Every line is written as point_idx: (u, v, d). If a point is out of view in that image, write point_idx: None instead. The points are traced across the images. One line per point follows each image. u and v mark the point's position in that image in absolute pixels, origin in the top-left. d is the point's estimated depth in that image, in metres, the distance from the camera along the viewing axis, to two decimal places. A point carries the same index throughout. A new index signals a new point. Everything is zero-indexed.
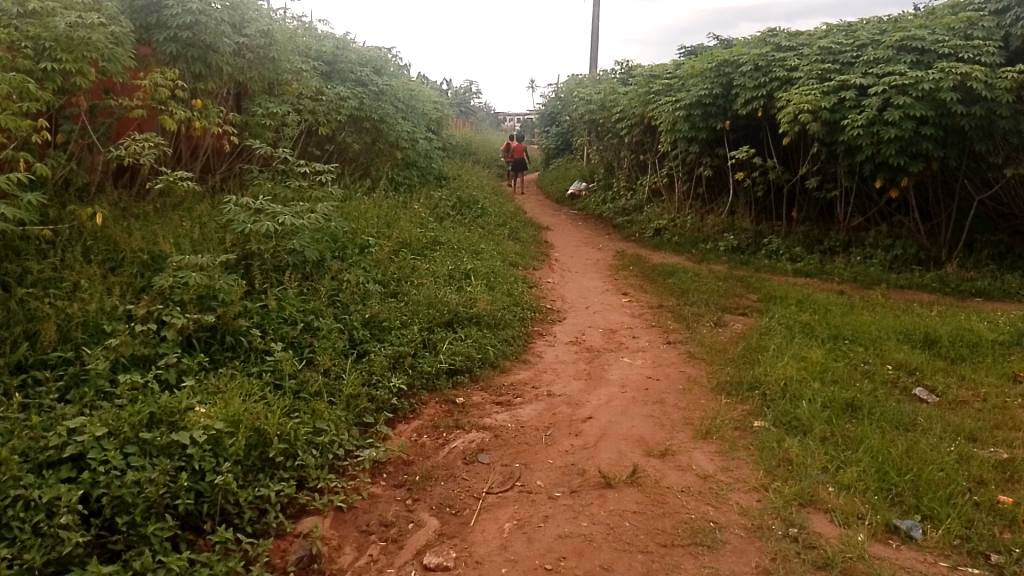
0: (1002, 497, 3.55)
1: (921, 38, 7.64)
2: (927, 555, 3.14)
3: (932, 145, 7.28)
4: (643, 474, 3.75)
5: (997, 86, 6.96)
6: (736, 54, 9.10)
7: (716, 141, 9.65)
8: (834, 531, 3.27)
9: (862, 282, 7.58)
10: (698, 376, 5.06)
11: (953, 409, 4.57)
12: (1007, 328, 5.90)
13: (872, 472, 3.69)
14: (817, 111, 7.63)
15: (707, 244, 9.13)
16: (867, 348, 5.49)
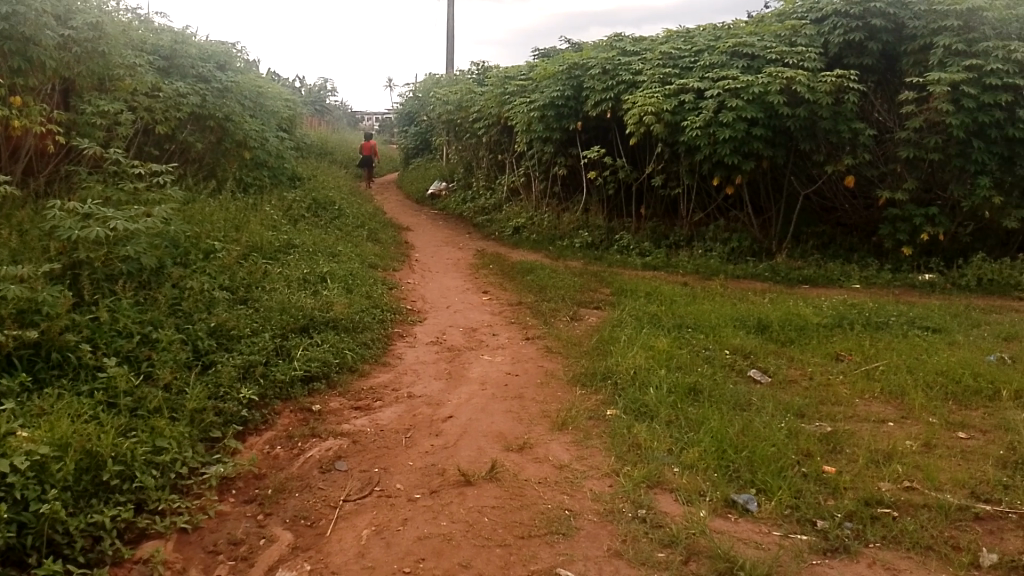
0: (826, 467, 3.90)
1: (751, 45, 8.30)
2: (762, 526, 3.41)
3: (762, 145, 7.89)
4: (501, 469, 3.81)
5: (818, 90, 7.61)
6: (585, 57, 9.46)
7: (569, 141, 9.94)
8: (678, 509, 3.49)
9: (704, 274, 8.09)
10: (555, 370, 5.21)
11: (783, 387, 4.98)
12: (829, 312, 6.50)
13: (712, 451, 3.96)
14: (661, 113, 8.07)
15: (563, 240, 9.42)
16: (708, 334, 5.87)
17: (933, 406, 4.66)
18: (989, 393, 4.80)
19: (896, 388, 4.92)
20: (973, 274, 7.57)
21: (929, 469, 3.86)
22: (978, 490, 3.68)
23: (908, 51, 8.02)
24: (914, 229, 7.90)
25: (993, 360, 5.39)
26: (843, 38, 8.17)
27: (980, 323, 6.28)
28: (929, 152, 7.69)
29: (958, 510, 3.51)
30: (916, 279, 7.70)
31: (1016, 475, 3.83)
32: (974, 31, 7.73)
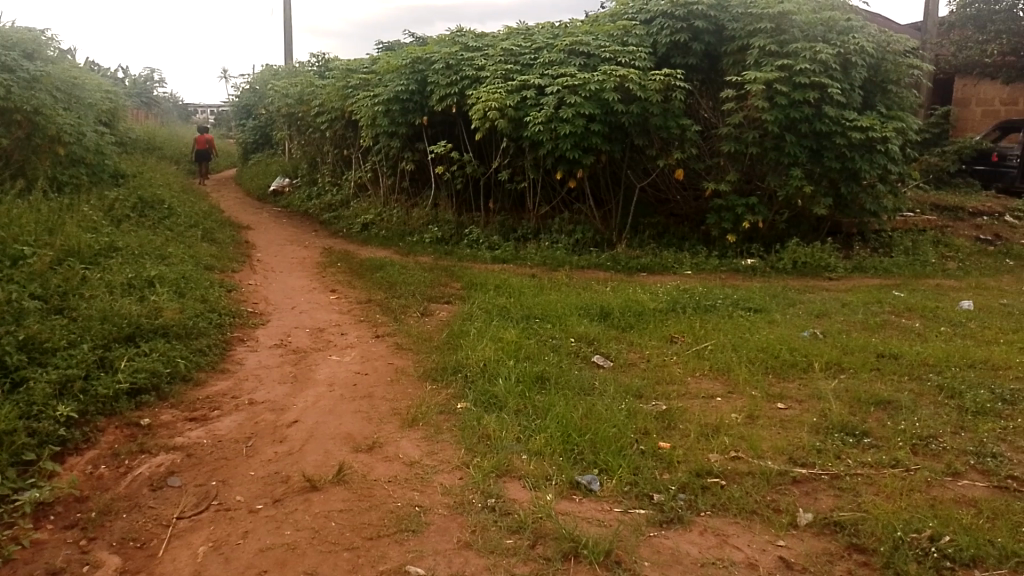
0: (662, 443, 4.15)
1: (587, 44, 8.64)
2: (604, 504, 3.58)
3: (600, 140, 8.26)
4: (349, 471, 3.74)
5: (649, 88, 8.07)
6: (428, 51, 9.47)
7: (416, 136, 9.89)
8: (526, 496, 3.59)
9: (550, 265, 8.34)
10: (405, 367, 5.17)
11: (624, 370, 5.25)
12: (664, 297, 6.91)
13: (557, 436, 4.10)
14: (504, 109, 8.26)
15: (413, 236, 9.39)
16: (554, 324, 6.06)
17: (756, 380, 5.07)
18: (803, 365, 5.29)
19: (724, 365, 5.31)
20: (789, 258, 8.31)
21: (752, 439, 4.19)
22: (795, 456, 4.04)
23: (728, 52, 8.64)
24: (737, 217, 8.55)
25: (806, 336, 5.94)
26: (670, 38, 8.69)
27: (795, 303, 6.90)
28: (749, 146, 8.34)
29: (777, 475, 3.84)
30: (740, 264, 8.34)
31: (826, 438, 4.24)
32: (785, 33, 8.36)
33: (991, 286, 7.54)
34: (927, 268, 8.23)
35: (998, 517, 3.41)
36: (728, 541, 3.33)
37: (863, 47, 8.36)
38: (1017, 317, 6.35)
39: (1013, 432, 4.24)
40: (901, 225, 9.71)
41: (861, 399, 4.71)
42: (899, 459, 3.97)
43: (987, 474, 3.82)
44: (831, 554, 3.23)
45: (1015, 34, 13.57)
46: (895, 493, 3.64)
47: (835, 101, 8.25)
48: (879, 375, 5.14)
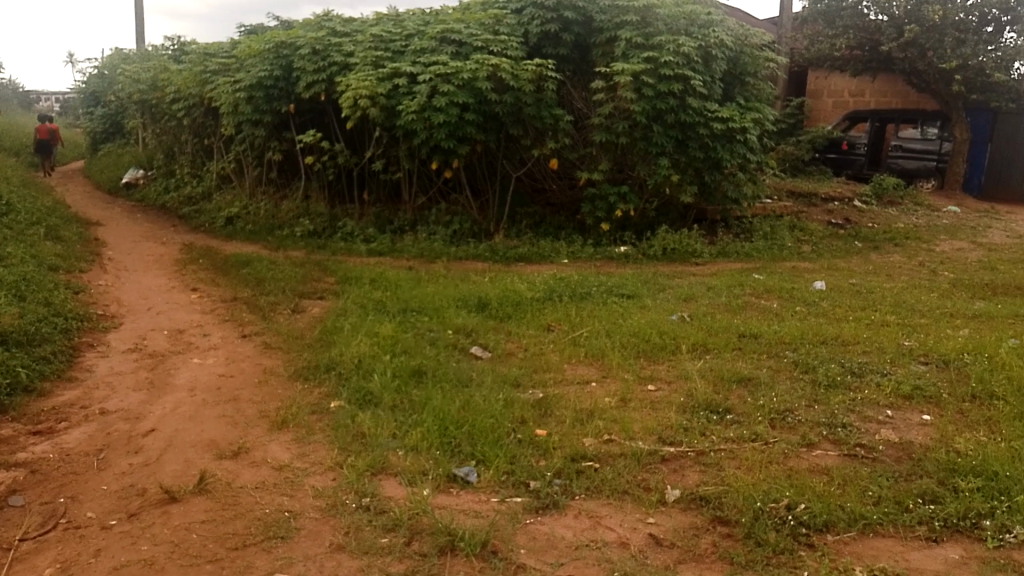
0: (538, 431, 4.18)
1: (458, 32, 8.60)
2: (481, 495, 3.57)
3: (474, 130, 8.26)
4: (212, 479, 3.53)
5: (521, 78, 8.15)
6: (292, 36, 9.13)
7: (283, 125, 9.51)
8: (402, 492, 3.52)
9: (427, 257, 8.25)
10: (274, 367, 4.94)
11: (501, 361, 5.26)
12: (541, 287, 6.99)
13: (434, 429, 4.05)
14: (375, 97, 8.14)
15: (282, 230, 9.06)
16: (431, 317, 5.99)
17: (628, 363, 5.23)
18: (671, 347, 5.50)
19: (598, 351, 5.44)
20: (659, 244, 8.63)
21: (624, 421, 4.32)
22: (664, 435, 4.19)
23: (597, 43, 8.83)
24: (610, 206, 8.80)
25: (675, 319, 6.18)
26: (541, 29, 8.80)
27: (664, 288, 7.16)
28: (618, 137, 8.58)
29: (648, 455, 3.97)
30: (613, 251, 8.58)
31: (693, 417, 4.42)
32: (650, 26, 8.67)
33: (840, 267, 8.14)
34: (784, 252, 8.78)
35: (846, 483, 3.67)
36: (602, 522, 3.40)
37: (722, 41, 8.77)
38: (862, 295, 6.88)
39: (859, 402, 4.58)
40: (760, 211, 10.30)
41: (725, 378, 4.95)
42: (760, 433, 4.19)
43: (838, 443, 4.11)
44: (698, 528, 3.37)
45: (859, 29, 13.94)
46: (755, 465, 3.85)
47: (697, 93, 8.62)
48: (741, 354, 5.42)
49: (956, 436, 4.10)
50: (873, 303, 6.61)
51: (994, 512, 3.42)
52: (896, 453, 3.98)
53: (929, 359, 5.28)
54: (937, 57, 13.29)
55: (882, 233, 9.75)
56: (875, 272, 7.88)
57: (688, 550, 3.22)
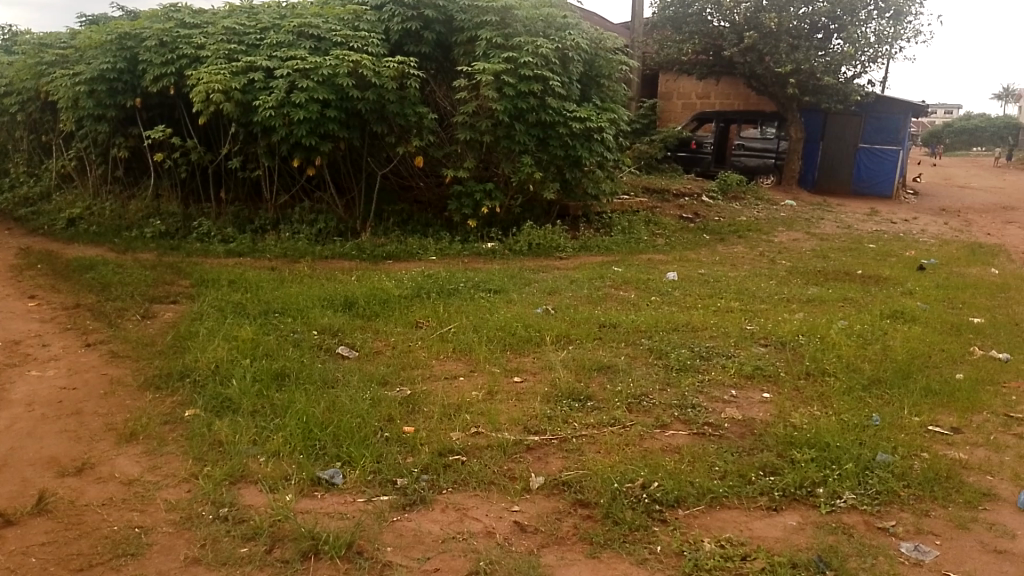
0: (405, 429, 4.19)
1: (316, 26, 8.42)
2: (346, 497, 3.53)
3: (336, 127, 8.19)
4: (52, 500, 3.32)
5: (383, 74, 8.08)
6: (137, 27, 8.63)
7: (128, 120, 9.00)
8: (263, 500, 3.44)
9: (291, 257, 8.02)
10: (122, 377, 4.65)
11: (369, 360, 5.21)
12: (409, 284, 6.98)
13: (297, 433, 3.97)
14: (229, 92, 7.88)
15: (131, 231, 8.57)
16: (295, 318, 5.84)
17: (494, 357, 5.33)
18: (536, 340, 5.66)
19: (466, 346, 5.51)
20: (525, 240, 8.84)
21: (491, 414, 4.41)
22: (529, 425, 4.31)
23: (458, 42, 8.90)
24: (476, 203, 8.93)
25: (540, 312, 6.36)
26: (401, 26, 8.76)
27: (530, 282, 7.35)
28: (482, 135, 8.70)
29: (513, 445, 4.07)
30: (481, 248, 8.69)
31: (556, 406, 4.58)
32: (509, 26, 8.84)
33: (691, 258, 8.66)
34: (641, 245, 9.23)
35: (696, 459, 3.93)
36: (468, 513, 3.47)
37: (578, 43, 9.06)
38: (710, 284, 7.36)
39: (706, 384, 4.92)
40: (619, 207, 10.78)
41: (586, 366, 5.16)
42: (618, 418, 4.40)
43: (688, 423, 4.39)
44: (560, 512, 3.50)
45: (705, 35, 14.95)
46: (613, 448, 4.05)
47: (557, 93, 8.87)
48: (602, 343, 5.67)
49: (791, 411, 4.48)
50: (720, 291, 7.09)
51: (826, 479, 3.72)
52: (741, 430, 4.30)
53: (768, 341, 5.74)
54: (774, 61, 14.37)
55: (729, 226, 10.46)
56: (722, 263, 8.45)
57: (551, 534, 3.33)
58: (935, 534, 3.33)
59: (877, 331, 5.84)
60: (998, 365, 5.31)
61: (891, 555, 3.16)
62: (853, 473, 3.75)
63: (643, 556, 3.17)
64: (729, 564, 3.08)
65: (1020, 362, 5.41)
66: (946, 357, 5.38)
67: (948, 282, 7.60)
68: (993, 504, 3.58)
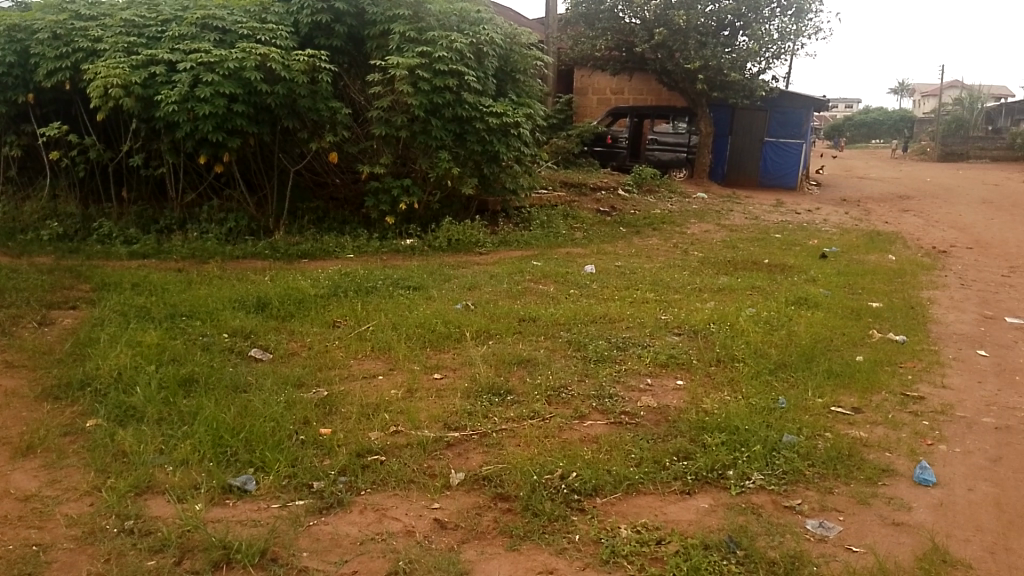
0: (322, 430, 4.10)
1: (221, 18, 8.13)
2: (260, 503, 3.44)
3: (244, 122, 7.96)
4: None
5: (293, 68, 7.86)
6: (27, 17, 8.14)
7: (21, 116, 8.56)
8: (171, 510, 3.30)
9: (200, 257, 7.72)
10: (16, 388, 4.37)
11: (283, 361, 5.07)
12: (325, 283, 6.85)
13: (206, 440, 3.83)
14: (129, 86, 7.53)
15: (25, 234, 8.08)
16: (205, 321, 5.64)
17: (414, 354, 5.29)
18: (456, 336, 5.64)
19: (385, 344, 5.44)
20: (444, 236, 8.80)
21: (410, 412, 4.37)
22: (449, 421, 4.29)
23: (371, 36, 8.76)
24: (394, 199, 8.85)
25: (460, 308, 6.35)
26: (311, 19, 8.55)
27: (449, 278, 7.32)
28: (398, 130, 8.61)
29: (433, 442, 4.05)
30: (399, 244, 8.61)
31: (476, 401, 4.58)
32: (422, 20, 8.76)
33: (608, 251, 8.82)
34: (560, 239, 9.33)
35: (613, 448, 4.01)
36: (387, 514, 3.43)
37: (492, 38, 9.05)
38: (627, 276, 7.52)
39: (623, 373, 5.03)
40: (537, 201, 10.87)
41: (505, 360, 5.18)
42: (537, 411, 4.44)
43: (606, 413, 4.46)
44: (480, 507, 3.51)
45: (617, 32, 15.26)
46: (533, 441, 4.08)
47: (472, 88, 8.85)
48: (521, 337, 5.70)
49: (704, 397, 4.63)
50: (636, 283, 7.25)
51: (735, 462, 3.86)
52: (656, 417, 4.41)
53: (681, 330, 5.91)
54: (683, 58, 14.78)
55: (644, 219, 10.71)
56: (638, 255, 8.64)
57: (471, 530, 3.33)
58: (838, 509, 3.49)
59: (783, 318, 6.11)
60: (894, 346, 5.63)
61: (797, 532, 3.29)
62: (761, 455, 3.90)
63: (561, 545, 3.21)
64: (644, 550, 3.15)
65: (914, 343, 5.75)
66: (846, 340, 5.67)
67: (848, 269, 8.01)
68: (891, 478, 3.78)
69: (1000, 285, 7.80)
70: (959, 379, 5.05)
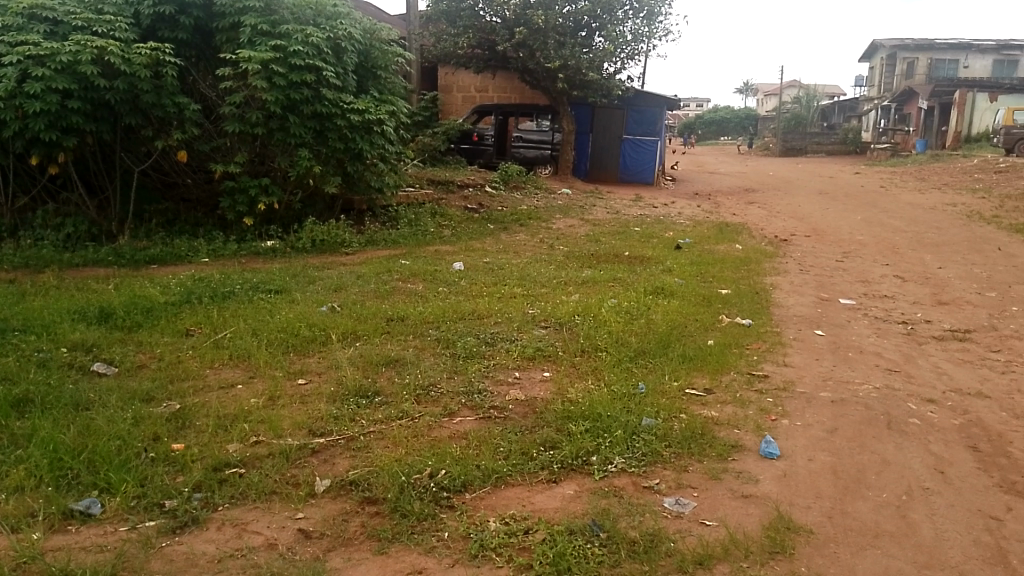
0: (175, 445, 3.88)
1: (51, 8, 7.45)
2: (106, 527, 3.21)
3: (80, 119, 7.39)
4: None
5: (134, 62, 7.35)
6: None
7: None
8: (5, 542, 3.03)
9: (33, 266, 7.08)
10: None
11: (131, 375, 4.74)
12: (177, 289, 6.48)
13: (43, 463, 3.53)
14: None
15: None
16: (40, 335, 5.18)
17: (275, 360, 5.10)
18: (321, 339, 5.49)
19: (244, 351, 5.21)
20: (307, 236, 8.57)
21: (272, 420, 4.21)
22: (314, 428, 4.17)
23: (220, 28, 8.35)
24: (252, 200, 8.53)
25: (325, 310, 6.18)
26: (153, 9, 8.03)
27: (313, 280, 7.12)
28: (254, 127, 8.28)
29: (296, 451, 3.92)
30: (259, 247, 8.29)
31: (342, 405, 4.48)
32: (275, 13, 8.43)
33: (476, 247, 8.90)
34: (428, 237, 9.29)
35: (482, 443, 4.04)
36: (248, 528, 3.29)
37: (351, 33, 8.83)
38: (495, 272, 7.61)
39: (491, 368, 5.09)
40: (404, 199, 10.78)
41: (373, 362, 5.10)
42: (406, 411, 4.40)
43: (474, 408, 4.50)
44: (347, 513, 3.43)
45: (478, 30, 15.41)
46: (402, 441, 4.04)
47: (332, 84, 8.60)
48: (389, 337, 5.63)
49: (569, 387, 4.77)
50: (504, 278, 7.35)
51: (599, 448, 4.00)
52: (523, 409, 4.49)
53: (547, 322, 6.06)
54: (543, 57, 15.11)
55: (511, 215, 10.88)
56: (505, 251, 8.77)
57: (338, 537, 3.26)
58: (692, 487, 3.69)
59: (641, 307, 6.39)
60: (742, 330, 6.04)
61: (655, 510, 3.45)
62: (623, 440, 4.06)
63: (430, 544, 3.20)
64: (512, 540, 3.21)
65: (759, 325, 6.19)
66: (699, 326, 6.02)
67: (701, 259, 8.50)
68: (740, 453, 4.04)
69: (833, 269, 8.55)
70: (798, 358, 5.49)
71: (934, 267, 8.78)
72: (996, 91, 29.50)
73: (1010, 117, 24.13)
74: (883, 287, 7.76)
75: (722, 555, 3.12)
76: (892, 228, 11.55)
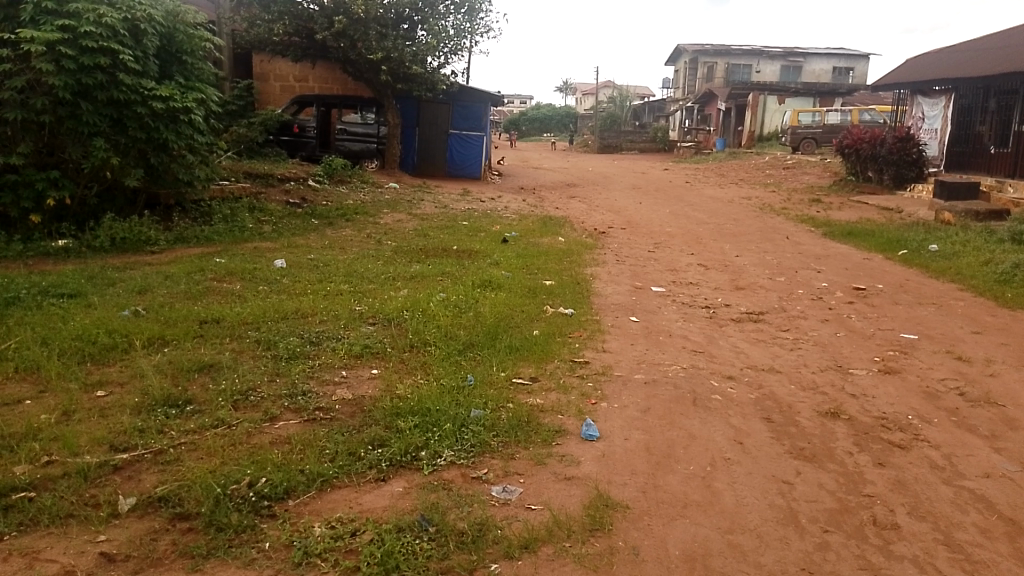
0: None
1: None
2: None
3: None
4: None
5: None
6: None
7: None
8: None
9: None
10: None
11: None
12: None
13: None
14: None
15: None
16: None
17: (70, 372, 4.59)
18: (123, 346, 5.02)
19: (32, 362, 4.65)
20: (106, 234, 7.86)
21: (67, 437, 3.79)
22: (116, 442, 3.80)
23: None
24: (39, 195, 7.74)
25: (127, 314, 5.67)
26: None
27: (113, 282, 6.49)
28: (39, 114, 7.49)
29: (96, 468, 3.57)
30: (49, 246, 7.48)
31: (149, 416, 4.13)
32: None
33: (300, 244, 8.54)
34: (246, 233, 8.82)
35: (306, 447, 3.88)
36: (39, 557, 2.96)
37: (151, 15, 8.14)
38: (319, 269, 7.35)
39: (316, 369, 4.90)
40: (218, 192, 10.15)
41: (183, 368, 4.74)
42: (221, 418, 4.13)
43: (298, 411, 4.31)
44: (155, 531, 3.16)
45: (294, 16, 14.87)
46: (218, 452, 3.78)
47: (130, 68, 7.88)
48: (203, 341, 5.27)
49: (397, 383, 4.71)
50: (329, 275, 7.12)
51: (428, 442, 3.99)
52: (351, 409, 4.37)
53: (375, 319, 5.96)
54: (365, 47, 14.80)
55: (336, 209, 10.58)
56: (331, 246, 8.53)
57: (145, 558, 2.99)
58: (518, 473, 3.79)
59: (470, 300, 6.46)
60: (565, 319, 6.29)
61: (483, 499, 3.51)
62: (451, 433, 4.08)
63: (250, 556, 3.03)
64: (338, 544, 3.11)
65: (579, 314, 6.48)
66: (525, 317, 6.19)
67: (526, 251, 8.75)
68: (562, 437, 4.20)
69: (645, 259, 9.12)
70: (616, 343, 5.81)
71: (732, 255, 9.65)
72: (783, 95, 32.84)
73: (796, 118, 27.01)
74: (689, 275, 8.40)
75: (546, 537, 3.23)
76: (697, 220, 12.55)
